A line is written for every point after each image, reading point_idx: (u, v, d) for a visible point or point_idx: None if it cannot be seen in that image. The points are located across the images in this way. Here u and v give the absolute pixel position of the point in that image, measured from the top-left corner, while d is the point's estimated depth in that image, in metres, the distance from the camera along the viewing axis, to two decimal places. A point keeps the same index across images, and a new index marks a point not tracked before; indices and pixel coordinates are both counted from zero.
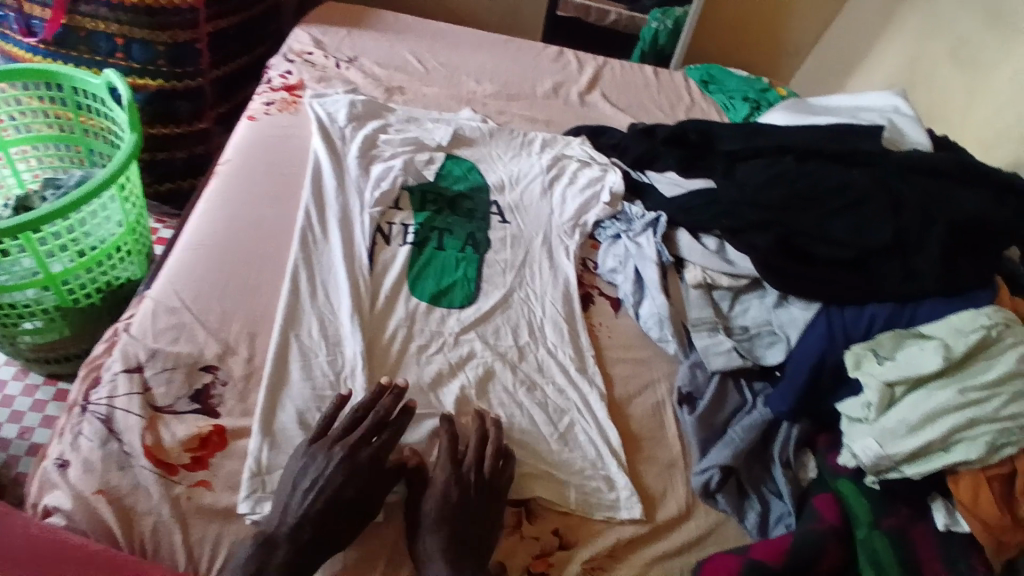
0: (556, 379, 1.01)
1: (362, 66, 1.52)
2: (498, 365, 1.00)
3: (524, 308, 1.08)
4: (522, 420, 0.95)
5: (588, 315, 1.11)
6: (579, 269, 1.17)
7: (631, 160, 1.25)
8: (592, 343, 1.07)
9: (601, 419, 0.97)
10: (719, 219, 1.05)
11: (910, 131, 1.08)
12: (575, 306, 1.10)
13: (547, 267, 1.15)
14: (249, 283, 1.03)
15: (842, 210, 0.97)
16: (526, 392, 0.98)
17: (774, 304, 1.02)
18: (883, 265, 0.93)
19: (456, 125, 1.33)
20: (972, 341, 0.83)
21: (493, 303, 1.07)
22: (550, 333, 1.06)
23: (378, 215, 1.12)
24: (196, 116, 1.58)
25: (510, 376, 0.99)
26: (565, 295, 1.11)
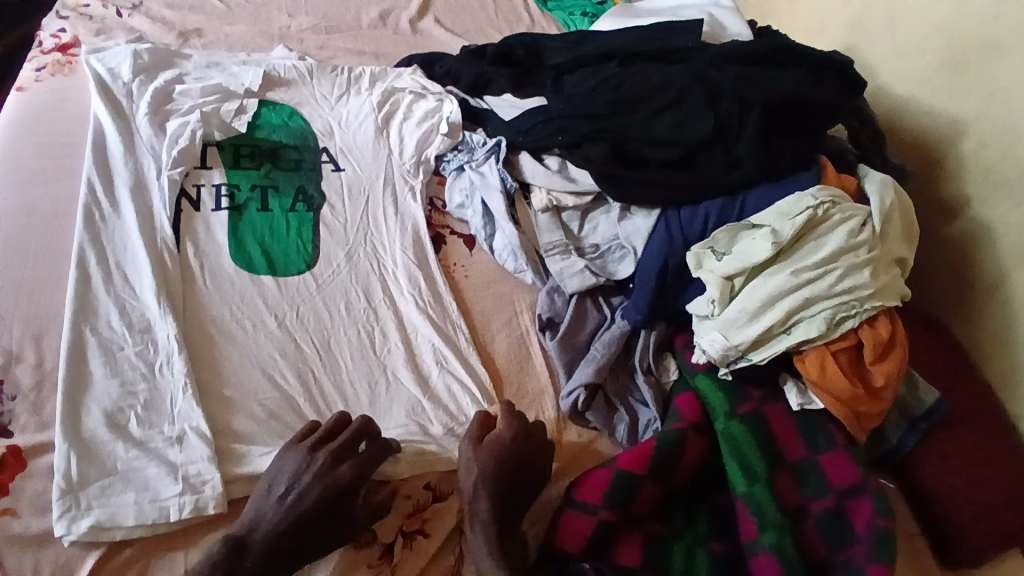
0: (417, 331, 0.93)
1: (147, 10, 1.25)
2: (349, 330, 0.90)
3: (373, 263, 0.98)
4: (384, 385, 0.88)
5: (442, 258, 1.04)
6: (426, 209, 1.09)
7: (466, 86, 1.17)
8: (449, 285, 1.00)
9: (469, 361, 0.92)
10: (554, 135, 1.02)
11: (730, 24, 1.07)
12: (428, 250, 1.02)
13: (393, 213, 1.05)
14: (18, 278, 0.85)
15: (663, 110, 0.94)
16: (385, 353, 0.90)
17: (619, 217, 1.01)
18: (709, 160, 0.92)
19: (267, 66, 1.18)
20: (798, 224, 0.85)
21: (336, 263, 0.96)
22: (404, 285, 0.97)
23: (180, 177, 0.96)
24: None
25: (365, 339, 0.90)
26: (416, 241, 1.02)
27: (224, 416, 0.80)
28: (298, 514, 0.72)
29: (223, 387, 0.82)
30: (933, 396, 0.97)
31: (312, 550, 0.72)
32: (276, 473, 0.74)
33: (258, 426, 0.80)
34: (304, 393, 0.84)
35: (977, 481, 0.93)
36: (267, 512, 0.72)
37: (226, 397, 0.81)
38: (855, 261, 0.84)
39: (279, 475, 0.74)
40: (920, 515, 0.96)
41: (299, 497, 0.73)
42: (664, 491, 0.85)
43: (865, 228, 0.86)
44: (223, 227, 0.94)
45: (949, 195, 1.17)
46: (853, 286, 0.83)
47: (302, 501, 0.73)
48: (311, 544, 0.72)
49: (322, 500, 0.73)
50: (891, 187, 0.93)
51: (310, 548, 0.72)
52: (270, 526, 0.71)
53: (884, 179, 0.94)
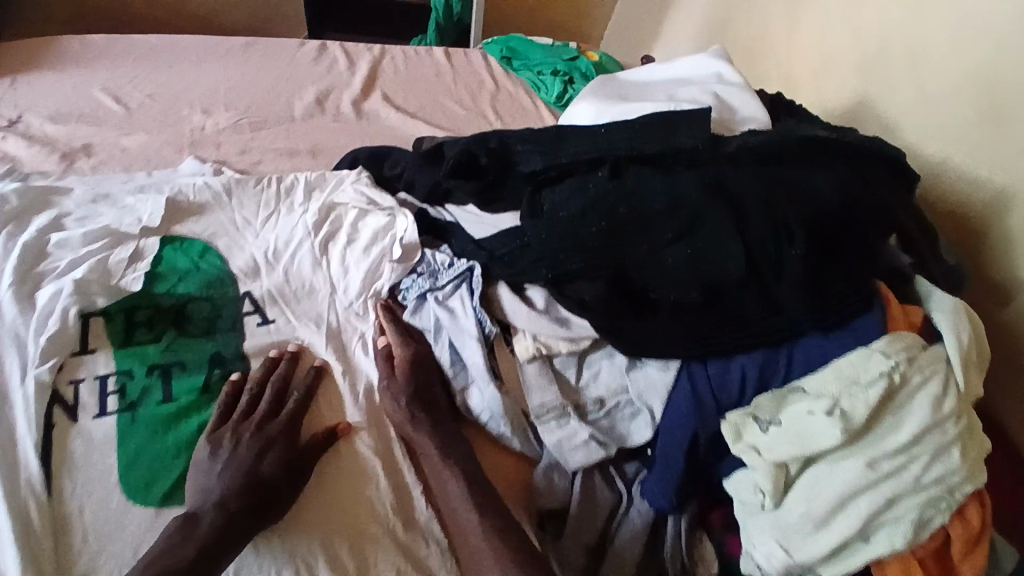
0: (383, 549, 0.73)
1: (26, 128, 1.05)
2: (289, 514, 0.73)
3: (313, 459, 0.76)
4: None
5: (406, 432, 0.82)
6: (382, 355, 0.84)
7: (422, 194, 0.95)
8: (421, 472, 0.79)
9: None
10: (538, 266, 0.79)
11: (740, 103, 0.87)
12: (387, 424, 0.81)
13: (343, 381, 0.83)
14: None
15: (677, 238, 0.72)
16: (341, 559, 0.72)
17: (626, 365, 0.80)
18: (739, 301, 0.72)
19: (172, 190, 0.96)
20: (873, 399, 0.65)
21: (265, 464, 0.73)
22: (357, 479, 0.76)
23: (51, 376, 0.75)
24: None
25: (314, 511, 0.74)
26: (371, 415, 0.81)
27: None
28: (247, 473, 0.71)
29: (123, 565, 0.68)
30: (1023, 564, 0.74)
31: (269, 516, 0.70)
32: (197, 458, 0.73)
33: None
34: None
35: None
36: (208, 488, 0.70)
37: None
38: (943, 440, 0.65)
39: (204, 463, 0.72)
40: None
41: (232, 468, 0.72)
42: None
43: (948, 391, 0.68)
44: (107, 448, 0.72)
45: (995, 277, 0.96)
46: (942, 475, 0.65)
47: (237, 475, 0.71)
48: (265, 513, 0.70)
49: (265, 463, 0.72)
50: (964, 314, 0.75)
51: (269, 514, 0.71)
52: (215, 498, 0.69)
53: (956, 306, 0.75)
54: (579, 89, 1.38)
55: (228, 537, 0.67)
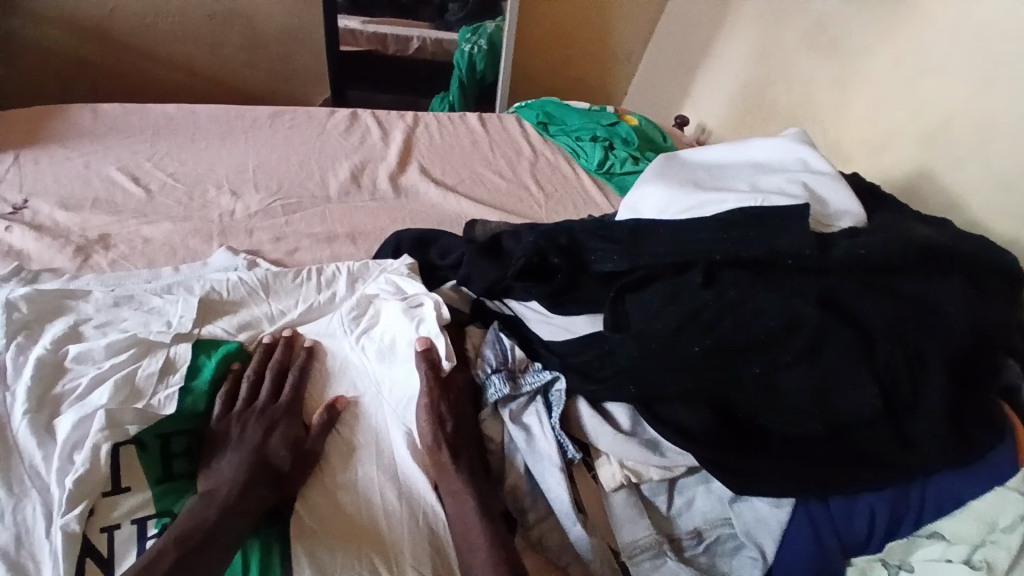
0: None
1: (31, 216, 0.96)
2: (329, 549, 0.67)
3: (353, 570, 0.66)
4: None
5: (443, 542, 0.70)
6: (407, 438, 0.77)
7: (480, 289, 0.87)
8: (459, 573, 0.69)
9: None
10: (625, 383, 0.71)
11: (829, 193, 0.81)
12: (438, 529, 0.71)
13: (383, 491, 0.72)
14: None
15: (794, 363, 0.65)
16: None
17: (728, 495, 0.70)
18: (869, 437, 0.65)
19: (203, 287, 0.86)
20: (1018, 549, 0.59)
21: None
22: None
23: (80, 527, 0.63)
24: None
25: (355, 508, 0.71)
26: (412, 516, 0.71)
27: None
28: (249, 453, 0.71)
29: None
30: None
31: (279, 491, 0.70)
32: (216, 444, 0.73)
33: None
34: None
35: None
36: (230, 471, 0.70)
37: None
38: None
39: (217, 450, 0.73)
40: None
41: (237, 448, 0.72)
42: None
43: None
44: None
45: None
46: None
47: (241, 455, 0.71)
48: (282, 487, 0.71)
49: (264, 443, 0.73)
50: None
51: (282, 492, 0.71)
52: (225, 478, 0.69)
53: None
54: (621, 155, 1.32)
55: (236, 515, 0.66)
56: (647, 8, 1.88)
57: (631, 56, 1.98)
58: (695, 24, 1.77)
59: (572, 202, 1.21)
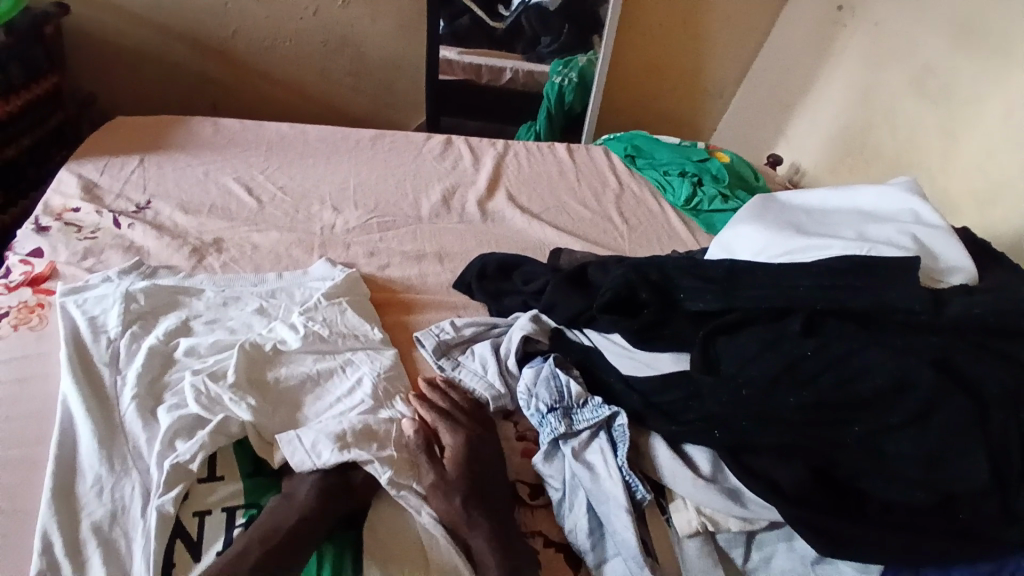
0: None
1: (154, 217, 1.05)
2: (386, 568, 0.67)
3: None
4: None
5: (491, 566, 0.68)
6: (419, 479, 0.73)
7: (563, 317, 0.88)
8: None
9: None
10: (710, 427, 0.69)
11: (944, 249, 0.76)
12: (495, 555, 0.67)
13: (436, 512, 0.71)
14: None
15: (902, 425, 0.61)
16: None
17: (812, 555, 0.67)
18: (978, 511, 0.60)
19: (305, 299, 0.91)
20: None
21: None
22: None
23: (174, 509, 0.67)
24: None
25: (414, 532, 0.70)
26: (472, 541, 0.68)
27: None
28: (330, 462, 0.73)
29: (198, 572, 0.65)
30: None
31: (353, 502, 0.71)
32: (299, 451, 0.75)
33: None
34: None
35: None
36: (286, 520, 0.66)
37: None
38: None
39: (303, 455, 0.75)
40: None
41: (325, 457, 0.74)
42: None
43: None
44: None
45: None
46: None
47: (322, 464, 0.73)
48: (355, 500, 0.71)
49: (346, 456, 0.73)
50: None
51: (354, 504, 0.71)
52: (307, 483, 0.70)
53: None
54: (709, 192, 1.30)
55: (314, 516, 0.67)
56: (743, 46, 1.86)
57: (723, 92, 1.95)
58: (793, 63, 1.73)
59: (655, 237, 1.20)
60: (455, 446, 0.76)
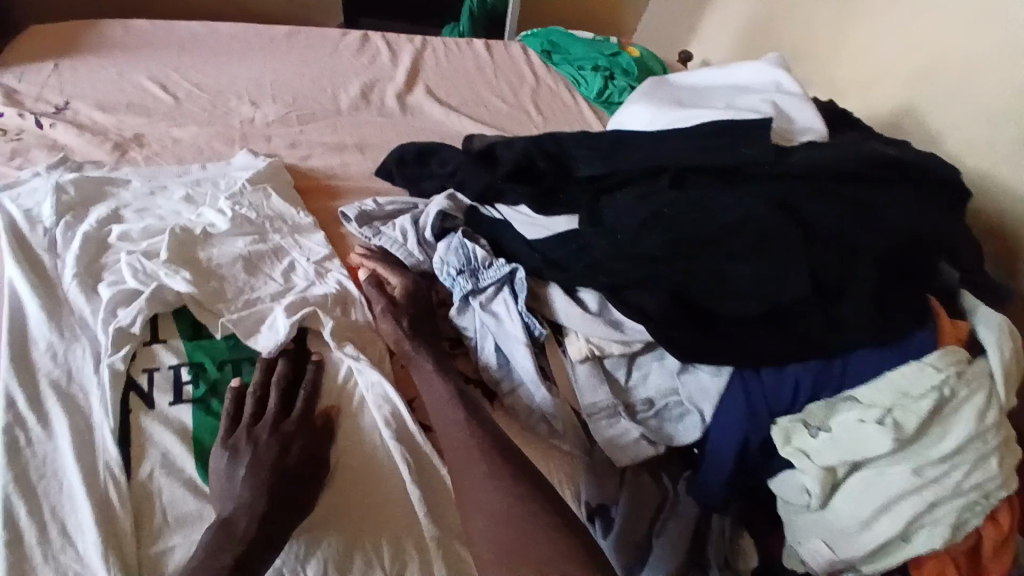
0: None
1: (73, 116, 1.06)
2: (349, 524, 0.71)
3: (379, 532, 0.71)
4: None
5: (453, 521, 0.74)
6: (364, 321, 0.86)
7: (475, 194, 0.97)
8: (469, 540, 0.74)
9: None
10: (595, 274, 0.81)
11: (798, 113, 0.88)
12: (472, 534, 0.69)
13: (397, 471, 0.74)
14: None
15: (740, 253, 0.75)
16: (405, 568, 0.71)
17: (677, 368, 0.82)
18: (803, 318, 0.74)
19: (231, 185, 0.96)
20: (924, 413, 0.68)
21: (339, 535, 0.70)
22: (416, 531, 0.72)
23: (125, 368, 0.74)
24: None
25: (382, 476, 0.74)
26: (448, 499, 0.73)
27: (145, 426, 0.72)
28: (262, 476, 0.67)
29: (153, 425, 0.72)
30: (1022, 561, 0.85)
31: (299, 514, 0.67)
32: (217, 469, 0.69)
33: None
34: None
35: None
36: (228, 498, 0.67)
37: (152, 427, 0.72)
38: (983, 449, 0.71)
39: (226, 470, 0.69)
40: None
41: (255, 465, 0.68)
42: None
43: (991, 405, 0.72)
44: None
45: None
46: (980, 482, 0.71)
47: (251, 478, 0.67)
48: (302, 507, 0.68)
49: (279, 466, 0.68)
50: (1009, 330, 0.77)
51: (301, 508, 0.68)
52: (244, 502, 0.65)
53: (999, 320, 0.78)
54: (620, 84, 1.37)
55: (270, 530, 0.65)
56: None
57: None
58: None
59: (568, 125, 1.28)
60: (403, 283, 0.89)
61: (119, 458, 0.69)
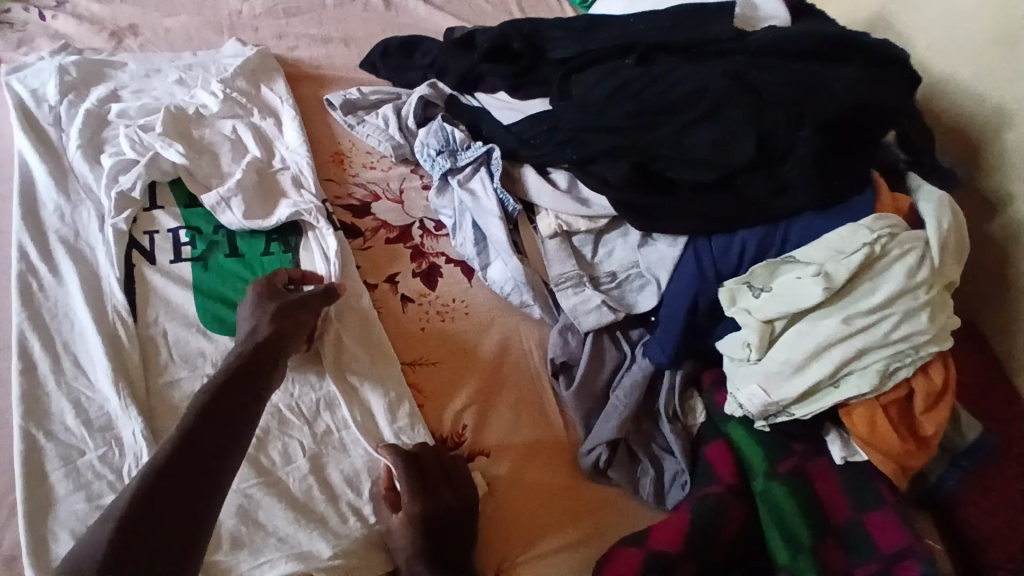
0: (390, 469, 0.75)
1: (66, 4, 1.08)
2: (353, 431, 0.78)
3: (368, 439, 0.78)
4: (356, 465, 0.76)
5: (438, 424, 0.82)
6: (373, 233, 0.93)
7: (454, 81, 1.01)
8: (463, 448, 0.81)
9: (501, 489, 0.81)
10: (563, 149, 0.88)
11: (764, 0, 0.91)
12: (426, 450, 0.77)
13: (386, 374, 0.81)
14: None
15: (695, 121, 0.82)
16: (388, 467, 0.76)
17: (638, 241, 0.89)
18: (750, 183, 0.81)
19: (223, 71, 1.00)
20: (854, 266, 0.74)
21: (339, 435, 0.77)
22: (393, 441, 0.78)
23: (128, 226, 0.80)
24: None
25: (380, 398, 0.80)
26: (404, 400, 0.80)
27: (144, 281, 0.78)
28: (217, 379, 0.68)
29: (155, 276, 0.78)
30: (977, 431, 0.84)
31: (229, 416, 0.65)
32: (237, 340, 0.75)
33: (224, 555, 0.67)
34: (314, 489, 0.73)
35: (1010, 505, 0.82)
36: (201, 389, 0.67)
37: (155, 278, 0.78)
38: (914, 304, 0.76)
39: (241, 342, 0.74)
40: (939, 521, 0.87)
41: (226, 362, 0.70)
42: (703, 567, 0.79)
43: (922, 264, 0.77)
44: None
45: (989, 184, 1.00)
46: (909, 334, 0.76)
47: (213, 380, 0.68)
48: (237, 412, 0.66)
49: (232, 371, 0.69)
50: (949, 205, 0.82)
51: (233, 409, 0.66)
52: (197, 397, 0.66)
53: (941, 196, 0.82)
54: None
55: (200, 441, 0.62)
56: None
57: None
58: None
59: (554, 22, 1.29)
60: (407, 208, 0.97)
61: (127, 302, 0.75)
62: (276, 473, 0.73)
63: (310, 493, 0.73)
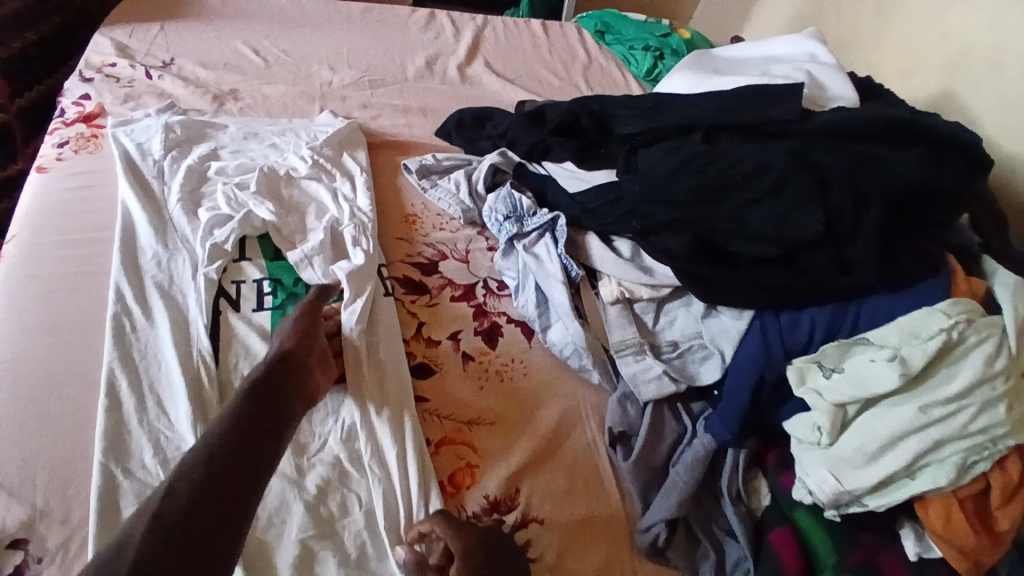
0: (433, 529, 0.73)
1: (179, 71, 1.21)
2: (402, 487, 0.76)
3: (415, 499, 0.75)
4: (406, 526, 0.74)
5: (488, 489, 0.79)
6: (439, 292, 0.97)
7: (523, 151, 1.07)
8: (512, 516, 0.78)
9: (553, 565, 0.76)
10: (628, 220, 0.91)
11: (831, 82, 0.93)
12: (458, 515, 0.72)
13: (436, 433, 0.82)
14: (36, 408, 0.73)
15: (759, 200, 0.82)
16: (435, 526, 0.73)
17: (701, 312, 0.89)
18: (816, 260, 0.80)
19: (312, 136, 1.09)
20: (930, 351, 0.72)
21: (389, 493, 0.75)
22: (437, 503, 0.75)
23: (218, 275, 0.86)
24: (6, 157, 1.34)
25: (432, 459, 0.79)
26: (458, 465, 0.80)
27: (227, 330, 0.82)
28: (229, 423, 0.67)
29: (238, 324, 0.83)
30: None
31: (244, 460, 0.65)
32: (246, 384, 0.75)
33: None
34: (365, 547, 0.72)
35: None
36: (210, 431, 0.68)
37: (238, 325, 0.83)
38: (990, 395, 0.72)
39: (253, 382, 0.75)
40: None
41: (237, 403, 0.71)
42: None
43: (1001, 353, 0.73)
44: (290, 487, 0.73)
45: None
46: (986, 426, 0.71)
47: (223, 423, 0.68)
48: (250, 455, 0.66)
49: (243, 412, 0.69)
50: None
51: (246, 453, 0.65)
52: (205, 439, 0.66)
53: (1019, 281, 0.79)
54: (669, 62, 1.43)
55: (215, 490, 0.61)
56: None
57: None
58: None
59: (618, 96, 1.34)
60: (472, 269, 1.01)
61: (211, 347, 0.80)
62: (331, 527, 0.72)
63: (363, 550, 0.72)
